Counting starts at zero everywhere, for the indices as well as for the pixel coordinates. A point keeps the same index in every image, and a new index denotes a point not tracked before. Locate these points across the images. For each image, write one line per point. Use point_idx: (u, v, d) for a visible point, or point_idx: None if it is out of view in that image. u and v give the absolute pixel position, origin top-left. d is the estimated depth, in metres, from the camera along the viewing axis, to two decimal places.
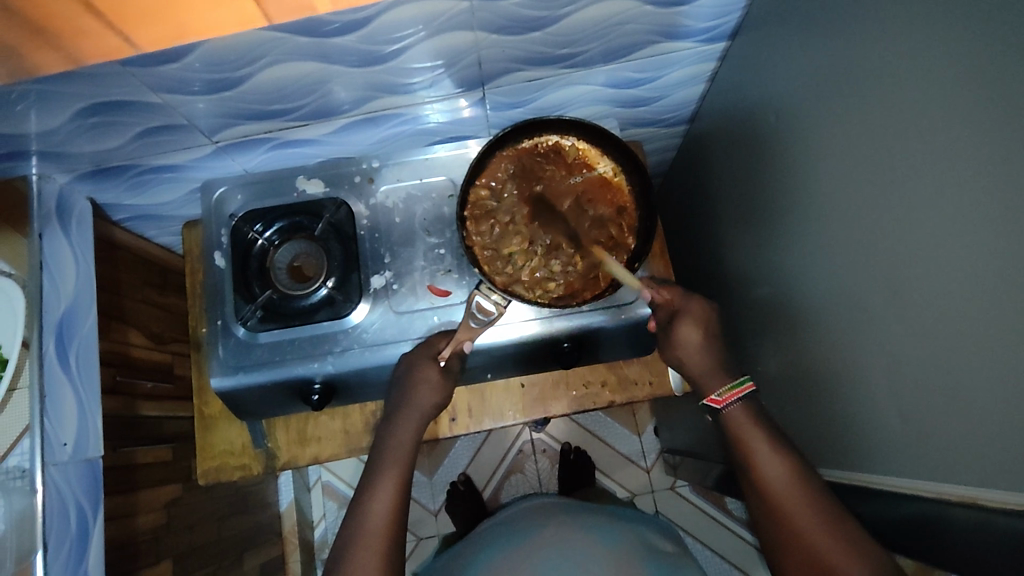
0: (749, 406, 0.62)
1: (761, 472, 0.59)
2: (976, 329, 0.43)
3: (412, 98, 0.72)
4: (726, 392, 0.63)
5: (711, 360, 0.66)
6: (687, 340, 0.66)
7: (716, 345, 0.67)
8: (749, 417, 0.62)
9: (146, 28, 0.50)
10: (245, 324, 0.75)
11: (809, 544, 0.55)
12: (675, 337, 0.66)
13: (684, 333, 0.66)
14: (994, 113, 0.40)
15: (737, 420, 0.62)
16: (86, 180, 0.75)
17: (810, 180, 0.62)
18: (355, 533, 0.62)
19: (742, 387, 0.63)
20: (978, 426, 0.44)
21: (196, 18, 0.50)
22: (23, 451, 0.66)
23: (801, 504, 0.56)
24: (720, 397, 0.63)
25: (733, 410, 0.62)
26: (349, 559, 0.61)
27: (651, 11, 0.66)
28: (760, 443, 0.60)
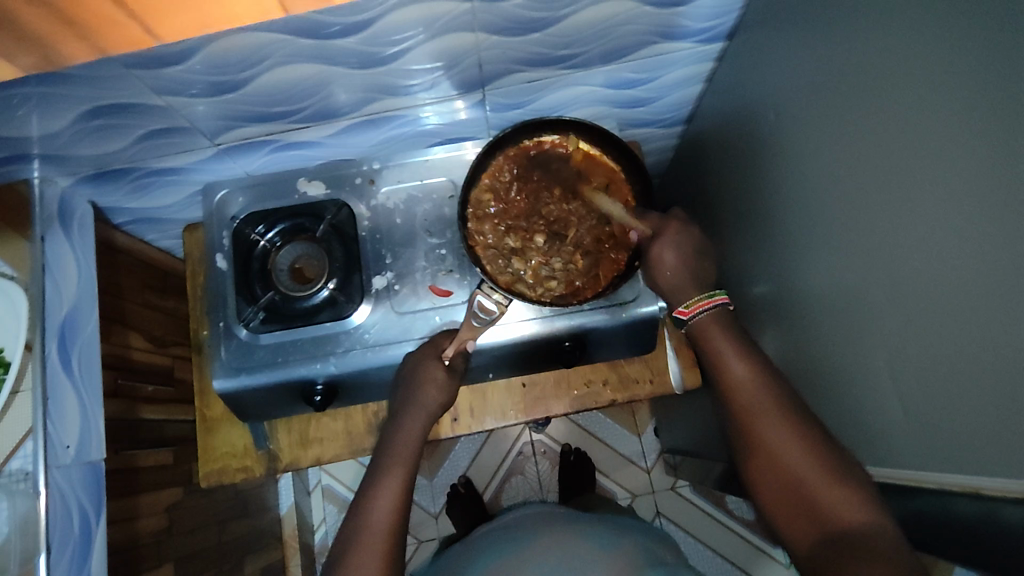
0: (717, 316, 0.63)
1: (725, 372, 0.61)
2: (975, 321, 0.43)
3: (412, 99, 0.73)
4: (692, 304, 0.63)
5: (681, 272, 0.64)
6: (663, 259, 0.65)
7: (694, 263, 0.65)
8: (719, 325, 0.63)
9: (173, 16, 0.49)
10: (248, 325, 0.75)
11: (774, 444, 0.57)
12: (652, 257, 0.65)
13: (661, 252, 0.65)
14: (990, 109, 0.41)
15: (708, 331, 0.63)
16: (87, 183, 0.75)
17: (807, 177, 0.63)
18: (360, 530, 0.62)
19: (713, 298, 0.63)
20: (979, 417, 0.44)
21: (223, 8, 0.49)
22: (26, 454, 0.66)
23: (771, 412, 0.58)
24: (686, 309, 0.64)
25: (699, 320, 0.63)
26: (355, 555, 0.61)
27: (649, 12, 0.66)
28: (730, 352, 0.61)
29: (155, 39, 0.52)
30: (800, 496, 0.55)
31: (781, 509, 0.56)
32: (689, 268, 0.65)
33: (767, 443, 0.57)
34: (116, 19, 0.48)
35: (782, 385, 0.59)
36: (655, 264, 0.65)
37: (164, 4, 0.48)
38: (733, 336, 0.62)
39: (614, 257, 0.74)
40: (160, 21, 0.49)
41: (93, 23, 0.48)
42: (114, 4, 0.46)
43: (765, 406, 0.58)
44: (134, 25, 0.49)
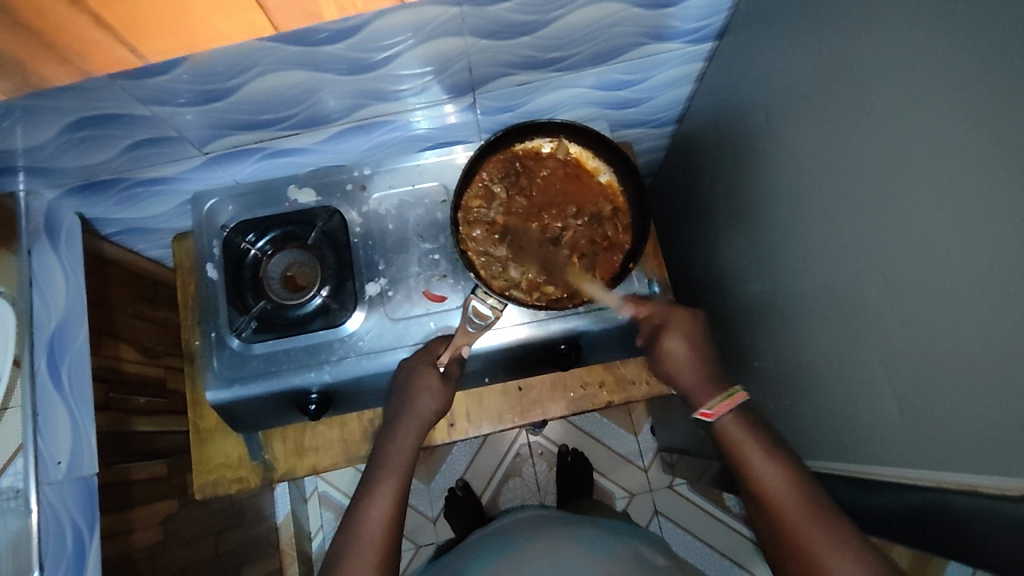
0: (740, 418, 0.62)
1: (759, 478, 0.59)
2: (970, 320, 0.43)
3: (401, 104, 0.72)
4: (717, 404, 0.62)
5: (695, 370, 0.65)
6: (675, 354, 0.66)
7: (705, 361, 0.66)
8: (745, 426, 0.61)
9: (154, 39, 0.52)
10: (240, 335, 0.74)
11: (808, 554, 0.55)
12: (663, 351, 0.67)
13: (671, 346, 0.66)
14: (983, 107, 0.41)
15: (737, 438, 0.61)
16: (74, 195, 0.75)
17: (800, 177, 0.63)
18: (353, 539, 0.62)
19: (734, 398, 0.62)
20: (977, 415, 0.44)
21: (206, 27, 0.52)
22: (17, 471, 0.65)
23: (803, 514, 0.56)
24: (711, 409, 0.62)
25: (725, 421, 0.62)
26: (347, 562, 0.60)
27: (639, 14, 0.66)
28: (760, 460, 0.59)
29: (140, 59, 0.54)
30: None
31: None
32: (699, 361, 0.66)
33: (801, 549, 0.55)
34: (100, 40, 0.51)
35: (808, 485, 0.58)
36: (669, 363, 0.66)
37: (153, 23, 0.50)
38: (763, 440, 0.60)
39: (609, 260, 0.73)
40: (143, 41, 0.52)
41: (79, 45, 0.51)
42: (98, 26, 0.49)
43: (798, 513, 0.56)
44: (117, 44, 0.52)
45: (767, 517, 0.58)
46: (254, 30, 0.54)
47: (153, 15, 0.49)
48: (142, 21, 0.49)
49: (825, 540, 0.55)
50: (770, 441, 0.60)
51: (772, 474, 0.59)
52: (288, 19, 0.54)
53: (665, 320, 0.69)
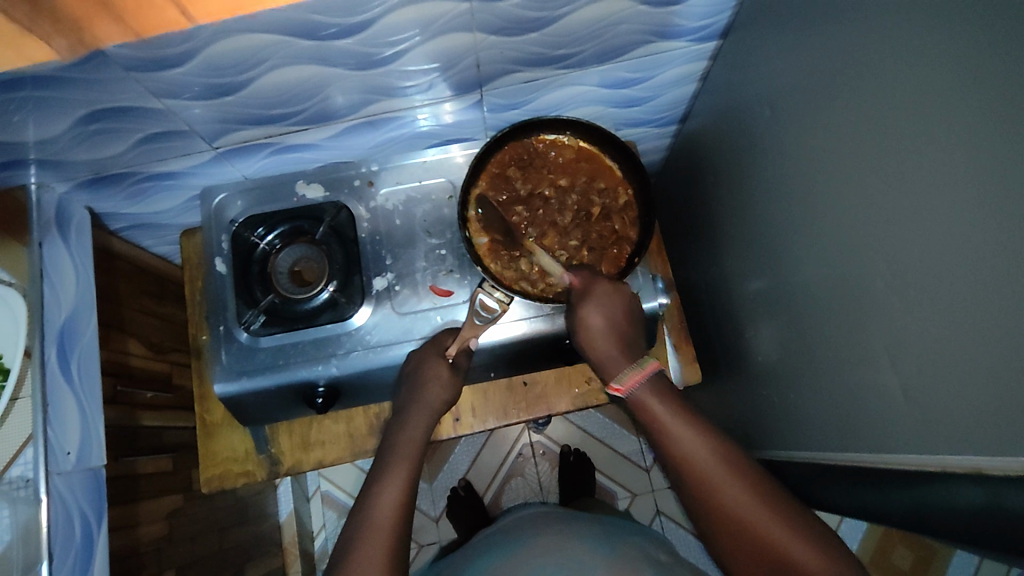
0: (652, 387, 0.63)
1: (678, 447, 0.58)
2: (972, 308, 0.44)
3: (408, 101, 0.73)
4: (627, 378, 0.63)
5: (611, 344, 0.67)
6: (591, 323, 0.67)
7: (620, 334, 0.67)
8: (655, 392, 0.62)
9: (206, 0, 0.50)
10: (248, 328, 0.75)
11: (738, 518, 0.53)
12: (579, 319, 0.67)
13: (589, 315, 0.67)
14: (983, 97, 0.41)
15: (651, 407, 0.61)
16: (84, 189, 0.75)
17: (802, 173, 0.64)
18: (365, 523, 0.61)
19: (645, 368, 0.64)
20: (979, 402, 0.45)
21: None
22: (27, 460, 0.65)
23: (728, 477, 0.55)
24: (622, 384, 0.63)
25: (637, 393, 0.63)
26: (359, 546, 0.59)
27: (645, 12, 0.67)
28: (681, 428, 0.59)
29: (191, 21, 0.52)
30: (768, 562, 0.52)
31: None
32: (617, 334, 0.67)
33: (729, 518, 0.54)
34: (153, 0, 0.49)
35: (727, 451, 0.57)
36: (586, 334, 0.67)
37: None
38: (678, 405, 0.61)
39: (616, 252, 0.74)
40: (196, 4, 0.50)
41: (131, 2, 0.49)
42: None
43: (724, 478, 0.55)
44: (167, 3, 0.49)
45: (690, 488, 0.57)
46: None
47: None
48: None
49: (756, 508, 0.53)
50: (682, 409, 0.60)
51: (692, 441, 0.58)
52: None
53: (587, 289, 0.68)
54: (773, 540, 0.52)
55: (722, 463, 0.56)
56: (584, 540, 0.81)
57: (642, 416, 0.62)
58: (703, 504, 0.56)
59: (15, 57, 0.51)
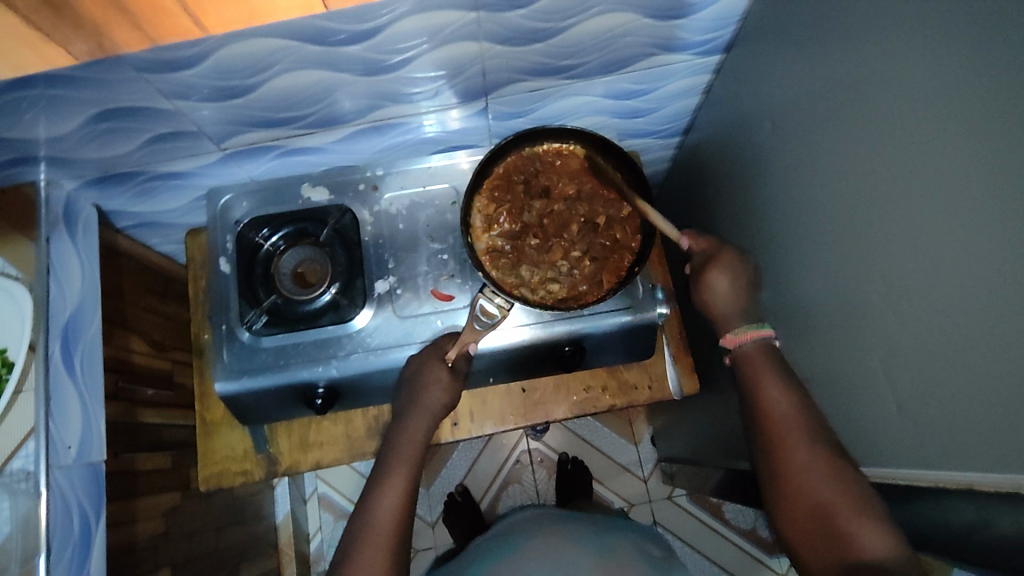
0: (762, 349, 0.68)
1: (770, 403, 0.64)
2: (965, 324, 0.45)
3: (414, 107, 0.74)
4: (743, 332, 0.69)
5: (734, 304, 0.71)
6: (717, 286, 0.71)
7: (744, 294, 0.72)
8: (766, 362, 0.67)
9: (219, 9, 0.52)
10: (250, 328, 0.76)
11: (806, 472, 0.60)
12: (705, 283, 0.71)
13: (715, 279, 0.71)
14: (981, 116, 0.42)
15: (753, 364, 0.67)
16: (92, 186, 0.76)
17: (802, 187, 0.65)
18: (364, 528, 0.63)
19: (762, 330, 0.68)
20: (971, 418, 0.45)
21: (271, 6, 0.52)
22: (28, 453, 0.66)
23: (808, 441, 0.61)
24: (737, 336, 0.69)
25: (746, 349, 0.68)
26: (359, 553, 0.61)
27: (650, 25, 0.68)
28: (774, 388, 0.65)
29: (204, 31, 0.54)
30: (819, 520, 0.58)
31: (796, 523, 0.60)
32: (737, 299, 0.71)
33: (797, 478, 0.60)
34: (170, 9, 0.51)
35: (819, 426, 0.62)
36: (711, 297, 0.72)
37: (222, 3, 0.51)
38: (779, 369, 0.66)
39: (618, 261, 0.75)
40: (210, 14, 0.52)
41: (149, 10, 0.50)
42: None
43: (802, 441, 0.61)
44: (183, 11, 0.51)
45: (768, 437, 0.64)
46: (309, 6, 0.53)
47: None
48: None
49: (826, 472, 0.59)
50: (793, 380, 0.65)
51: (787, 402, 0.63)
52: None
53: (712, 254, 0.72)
54: (830, 504, 0.57)
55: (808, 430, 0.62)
56: (579, 539, 0.81)
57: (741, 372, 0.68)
58: (777, 457, 0.62)
59: (36, 58, 0.53)
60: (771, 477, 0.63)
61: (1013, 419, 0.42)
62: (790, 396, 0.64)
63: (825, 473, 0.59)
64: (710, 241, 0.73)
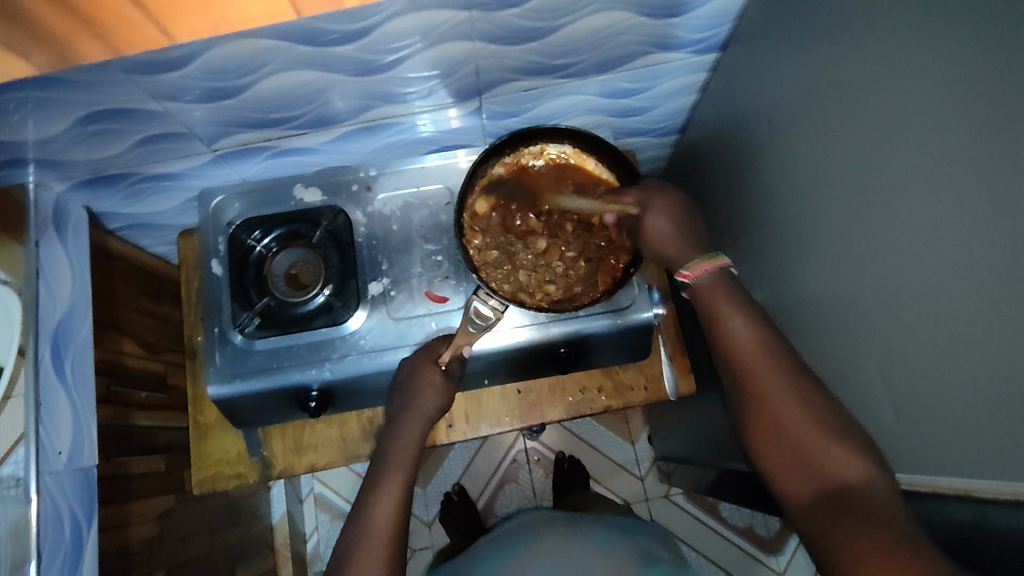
0: (717, 280, 0.61)
1: (729, 338, 0.59)
2: (964, 329, 0.44)
3: (407, 107, 0.73)
4: (693, 266, 0.62)
5: (676, 244, 0.64)
6: (657, 228, 0.65)
7: (687, 226, 0.65)
8: (726, 292, 0.60)
9: (186, 18, 0.47)
10: (243, 331, 0.75)
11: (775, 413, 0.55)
12: (643, 229, 0.66)
13: (652, 222, 0.65)
14: (980, 120, 0.41)
15: (711, 293, 0.61)
16: (82, 188, 0.75)
17: (798, 188, 0.64)
18: (362, 537, 0.62)
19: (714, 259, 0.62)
20: (969, 423, 0.45)
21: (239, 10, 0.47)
22: (18, 459, 0.66)
23: (773, 377, 0.56)
24: (687, 272, 0.62)
25: (703, 282, 0.61)
26: (356, 561, 0.61)
27: (645, 23, 0.67)
28: (735, 320, 0.59)
29: (169, 41, 0.50)
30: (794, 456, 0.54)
31: (768, 461, 0.56)
32: (681, 232, 0.64)
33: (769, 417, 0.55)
34: (134, 19, 0.47)
35: (788, 354, 0.57)
36: (654, 241, 0.65)
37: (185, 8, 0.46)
38: (736, 296, 0.60)
39: (611, 264, 0.74)
40: (175, 23, 0.48)
41: (114, 26, 0.47)
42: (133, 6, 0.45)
43: (766, 376, 0.56)
44: (153, 26, 0.48)
45: (734, 375, 0.58)
46: (279, 14, 0.49)
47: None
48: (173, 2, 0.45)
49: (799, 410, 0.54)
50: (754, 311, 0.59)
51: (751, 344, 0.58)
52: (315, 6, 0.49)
53: (644, 199, 0.67)
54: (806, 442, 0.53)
55: (773, 362, 0.57)
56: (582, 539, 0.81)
57: (699, 303, 0.62)
58: (743, 394, 0.57)
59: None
60: (738, 416, 0.58)
61: (1011, 426, 0.41)
62: (749, 327, 0.58)
63: (800, 409, 0.54)
64: (638, 189, 0.68)
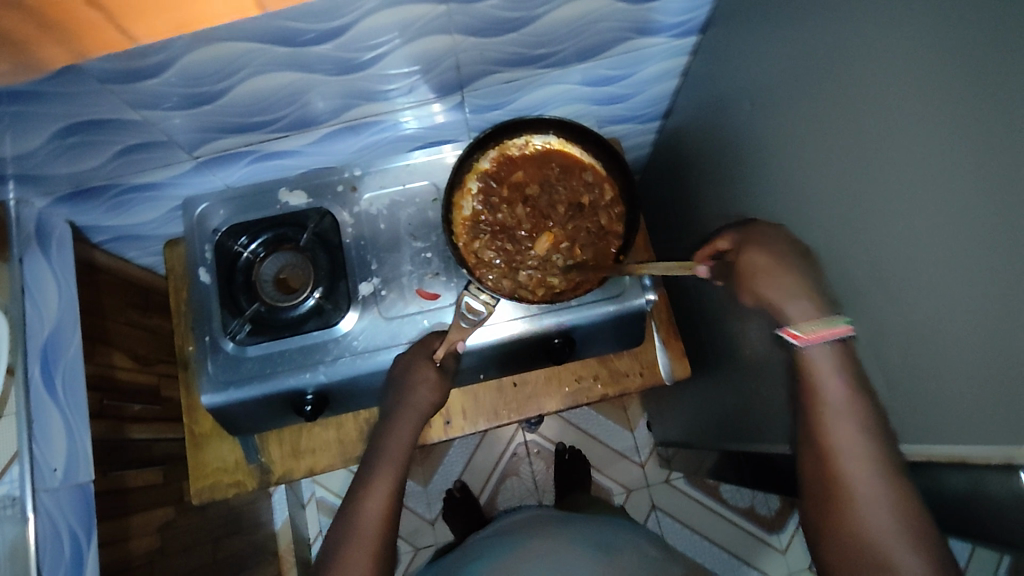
0: (836, 349, 0.56)
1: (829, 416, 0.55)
2: (955, 298, 0.44)
3: (389, 104, 0.73)
4: (808, 329, 0.56)
5: (785, 284, 0.60)
6: (756, 266, 0.62)
7: (794, 267, 0.60)
8: (837, 365, 0.56)
9: (150, 16, 0.49)
10: (234, 338, 0.74)
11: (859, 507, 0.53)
12: (744, 267, 0.62)
13: (751, 259, 0.62)
14: (962, 89, 0.41)
15: (823, 367, 0.56)
16: (64, 203, 0.75)
17: (784, 168, 0.64)
18: (349, 532, 0.64)
19: (832, 325, 0.56)
20: (962, 392, 0.45)
21: (198, 6, 0.49)
22: (12, 478, 0.65)
23: (873, 474, 0.53)
24: (801, 333, 0.56)
25: (813, 350, 0.56)
26: (342, 556, 0.62)
27: (624, 9, 0.67)
28: (843, 403, 0.55)
29: (133, 40, 0.51)
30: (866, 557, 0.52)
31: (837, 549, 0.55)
32: (790, 275, 0.60)
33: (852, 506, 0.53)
34: (93, 21, 0.48)
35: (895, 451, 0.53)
36: (750, 281, 0.62)
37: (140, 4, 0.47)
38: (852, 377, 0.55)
39: (603, 246, 0.74)
40: (140, 24, 0.50)
41: (76, 27, 0.48)
42: (90, 6, 0.46)
43: (861, 469, 0.53)
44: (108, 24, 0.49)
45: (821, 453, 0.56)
46: (244, 8, 0.51)
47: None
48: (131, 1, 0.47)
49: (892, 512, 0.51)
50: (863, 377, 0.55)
51: (848, 411, 0.54)
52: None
53: (741, 240, 0.64)
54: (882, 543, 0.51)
55: (870, 451, 0.53)
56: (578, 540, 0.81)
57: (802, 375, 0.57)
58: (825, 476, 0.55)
59: None
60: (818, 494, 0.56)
61: (1004, 392, 0.41)
62: (855, 410, 0.54)
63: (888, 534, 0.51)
64: (737, 230, 0.65)
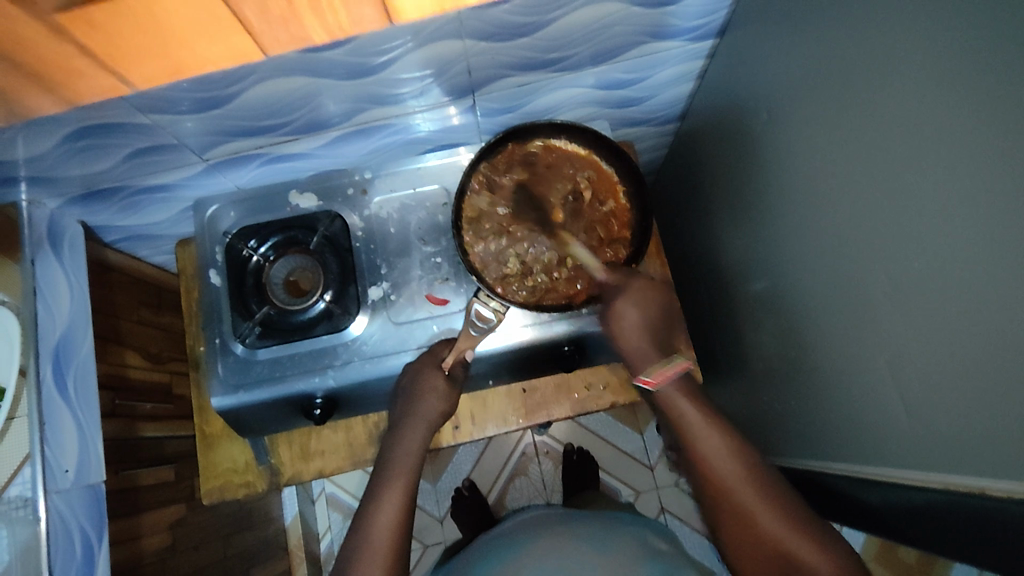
0: (682, 387, 0.65)
1: (699, 446, 0.62)
2: (980, 323, 0.42)
3: (401, 108, 0.72)
4: (656, 372, 0.65)
5: (642, 337, 0.67)
6: (627, 318, 0.67)
7: (653, 329, 0.68)
8: (685, 391, 0.65)
9: (143, 64, 0.47)
10: (244, 341, 0.74)
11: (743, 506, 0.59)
12: (614, 314, 0.68)
13: (624, 310, 0.67)
14: (992, 110, 0.40)
15: (675, 400, 0.65)
16: (76, 204, 0.75)
17: (802, 179, 0.62)
18: (364, 540, 0.64)
19: (674, 365, 0.65)
20: (985, 421, 0.44)
21: (193, 53, 0.47)
22: (24, 480, 0.66)
23: (739, 479, 0.60)
24: (651, 378, 0.65)
25: (671, 394, 0.65)
26: (347, 565, 0.63)
27: (640, 13, 0.66)
28: (693, 418, 0.63)
29: (127, 86, 0.50)
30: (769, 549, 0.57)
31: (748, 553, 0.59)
32: (648, 332, 0.68)
33: (736, 504, 0.59)
34: (85, 69, 0.47)
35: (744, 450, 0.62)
36: (623, 326, 0.67)
37: (134, 52, 0.45)
38: (699, 402, 0.64)
39: (609, 255, 0.73)
40: (131, 68, 0.48)
41: (64, 75, 0.47)
42: (81, 55, 0.45)
43: (736, 480, 0.60)
44: (101, 73, 0.48)
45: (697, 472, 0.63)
46: (242, 55, 0.48)
47: (140, 42, 0.44)
48: (127, 49, 0.45)
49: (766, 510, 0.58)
50: (869, 396, 0.56)
51: (709, 430, 0.62)
52: (276, 43, 0.47)
53: (623, 284, 0.69)
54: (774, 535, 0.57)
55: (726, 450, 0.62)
56: (582, 539, 0.79)
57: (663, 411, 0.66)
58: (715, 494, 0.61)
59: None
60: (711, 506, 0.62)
61: None
62: (711, 429, 0.62)
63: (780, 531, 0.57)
64: (625, 272, 0.69)
